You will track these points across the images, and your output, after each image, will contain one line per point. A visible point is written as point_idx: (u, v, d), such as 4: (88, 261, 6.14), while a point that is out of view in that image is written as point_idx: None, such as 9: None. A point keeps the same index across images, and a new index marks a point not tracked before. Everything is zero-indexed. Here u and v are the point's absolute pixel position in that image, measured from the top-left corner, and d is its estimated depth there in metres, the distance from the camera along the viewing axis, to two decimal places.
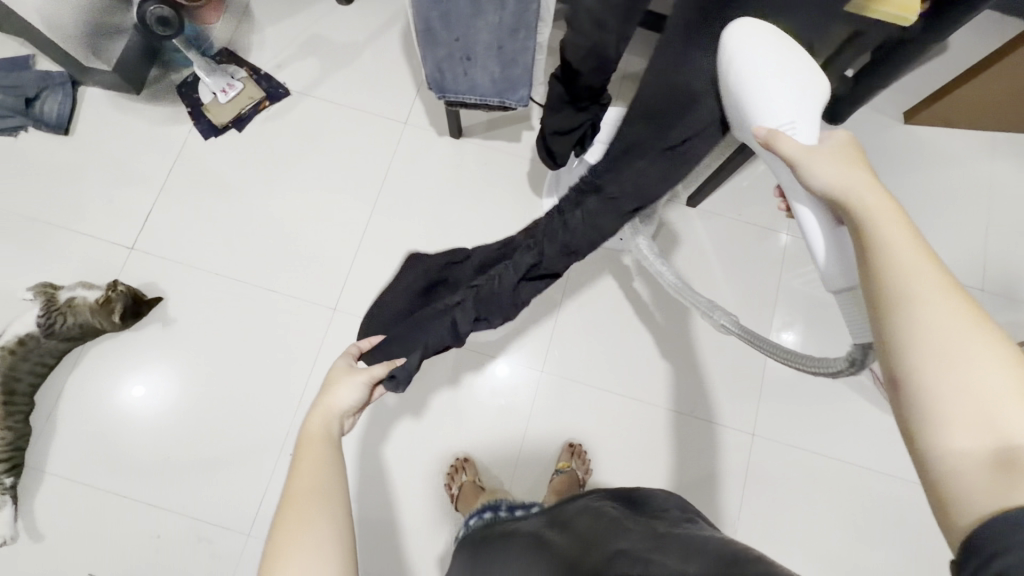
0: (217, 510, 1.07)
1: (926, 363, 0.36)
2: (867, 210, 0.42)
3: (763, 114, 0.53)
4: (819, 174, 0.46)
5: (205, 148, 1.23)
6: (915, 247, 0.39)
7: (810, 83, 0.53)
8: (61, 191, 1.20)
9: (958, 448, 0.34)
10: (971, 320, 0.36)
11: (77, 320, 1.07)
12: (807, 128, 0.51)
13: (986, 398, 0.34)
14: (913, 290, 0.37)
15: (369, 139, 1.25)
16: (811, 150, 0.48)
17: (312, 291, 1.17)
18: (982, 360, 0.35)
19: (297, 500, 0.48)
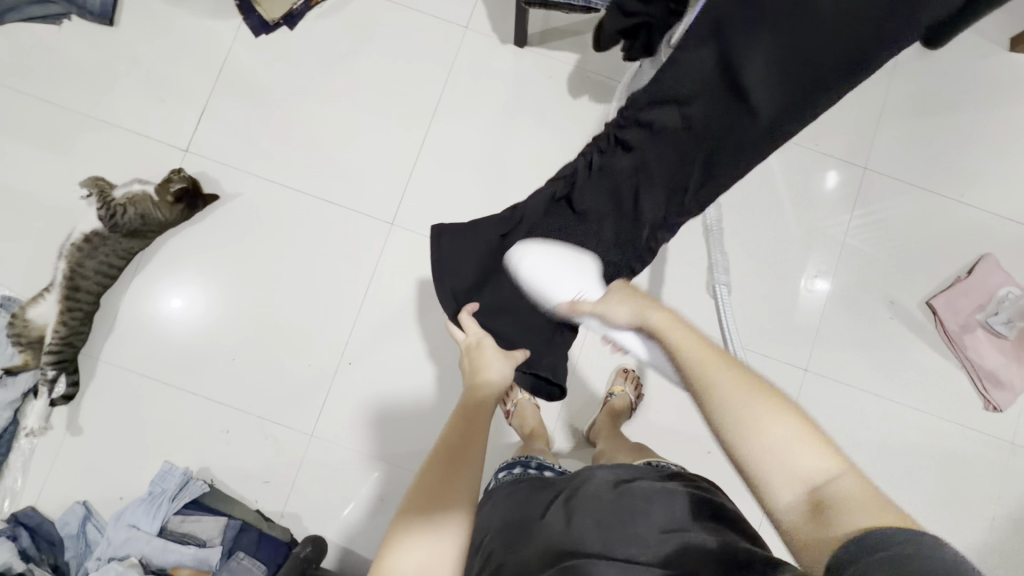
0: (280, 411, 1.10)
1: (737, 438, 0.46)
2: (654, 325, 0.56)
3: (558, 296, 0.69)
4: (627, 316, 0.59)
5: (257, 48, 1.17)
6: (685, 337, 0.54)
7: (578, 267, 0.72)
8: (110, 87, 1.15)
9: (781, 503, 0.44)
10: (754, 397, 0.47)
11: (137, 211, 1.05)
12: (590, 293, 0.68)
13: (754, 429, 0.46)
14: (710, 390, 0.49)
15: (427, 45, 1.17)
16: (609, 302, 0.62)
17: (370, 203, 1.14)
18: (745, 403, 0.47)
19: (435, 475, 0.58)
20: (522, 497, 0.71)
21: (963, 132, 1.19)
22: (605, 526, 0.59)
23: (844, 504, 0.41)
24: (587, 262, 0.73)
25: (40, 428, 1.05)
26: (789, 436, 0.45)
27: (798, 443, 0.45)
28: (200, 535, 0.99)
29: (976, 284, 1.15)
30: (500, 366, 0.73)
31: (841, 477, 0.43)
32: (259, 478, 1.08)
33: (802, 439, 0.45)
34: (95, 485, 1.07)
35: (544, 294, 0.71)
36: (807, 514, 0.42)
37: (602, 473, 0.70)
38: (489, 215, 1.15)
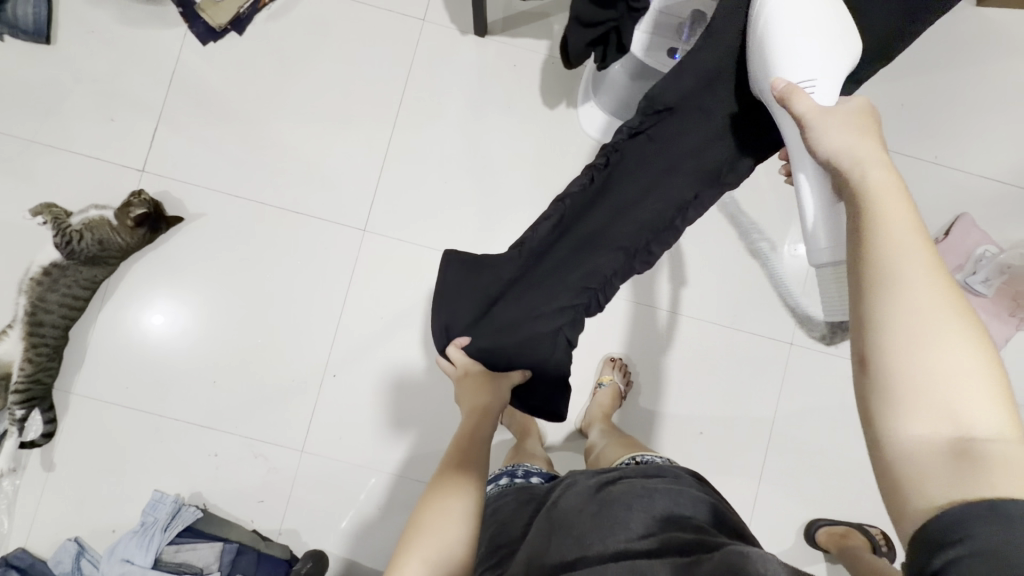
0: (268, 429, 1.08)
1: (909, 350, 0.37)
2: (859, 175, 0.45)
3: (781, 70, 0.57)
4: (833, 147, 0.48)
5: (207, 56, 1.12)
6: (886, 192, 0.43)
7: (829, 48, 0.58)
8: (55, 109, 1.10)
9: (915, 436, 0.37)
10: (955, 316, 0.37)
11: (95, 237, 1.02)
12: (824, 86, 0.56)
13: (937, 347, 0.37)
14: (899, 277, 0.39)
15: (384, 40, 1.13)
16: (827, 132, 0.49)
17: (341, 209, 1.12)
18: (932, 299, 0.38)
19: (433, 497, 0.62)
20: (508, 514, 0.71)
21: (932, 91, 1.19)
22: (589, 536, 0.59)
23: (996, 458, 0.35)
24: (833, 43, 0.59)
25: (11, 469, 1.04)
26: (970, 364, 0.36)
27: (975, 375, 0.36)
28: (195, 563, 0.97)
29: (952, 245, 1.15)
30: (493, 388, 0.77)
31: (1010, 444, 0.35)
32: (253, 498, 1.07)
33: (983, 373, 0.36)
34: (86, 519, 1.05)
35: (766, 57, 0.60)
36: (945, 455, 0.36)
37: (585, 480, 0.71)
38: (463, 214, 1.13)
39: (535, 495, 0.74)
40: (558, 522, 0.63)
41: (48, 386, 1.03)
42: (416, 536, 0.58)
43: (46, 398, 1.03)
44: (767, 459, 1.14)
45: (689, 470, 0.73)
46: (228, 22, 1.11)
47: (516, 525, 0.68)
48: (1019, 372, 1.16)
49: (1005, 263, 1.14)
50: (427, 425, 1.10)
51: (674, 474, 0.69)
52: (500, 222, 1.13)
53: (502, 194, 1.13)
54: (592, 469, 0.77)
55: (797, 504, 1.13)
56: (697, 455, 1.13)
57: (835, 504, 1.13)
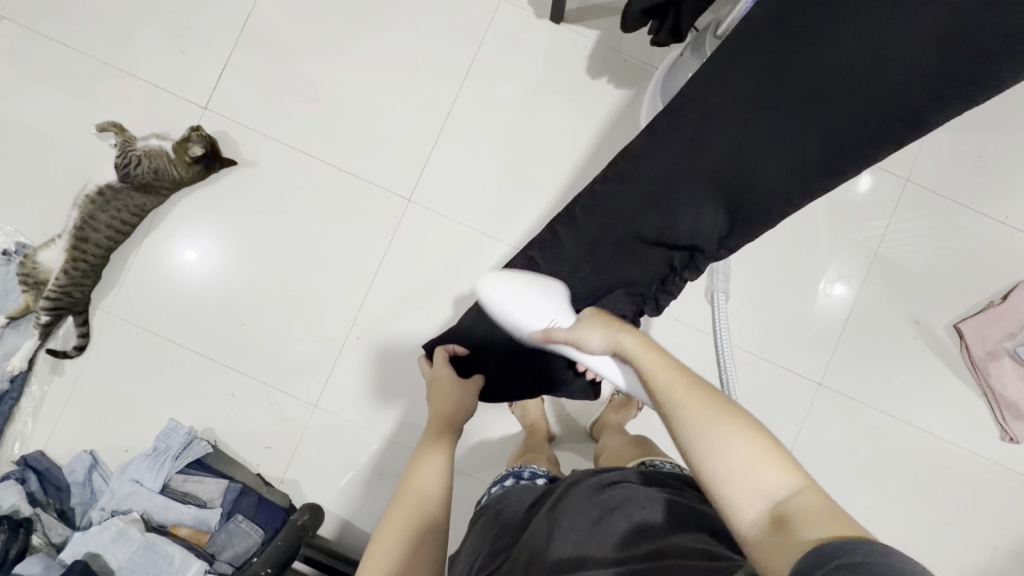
0: (286, 378, 1.10)
1: (702, 468, 0.46)
2: (630, 350, 0.57)
3: (532, 324, 0.65)
4: (602, 339, 0.60)
5: (282, 3, 1.13)
6: (653, 356, 0.55)
7: (545, 291, 0.65)
8: (130, 35, 1.12)
9: (744, 518, 0.43)
10: (720, 415, 0.48)
11: (151, 165, 1.04)
12: (563, 321, 0.64)
13: (715, 453, 0.46)
14: (674, 403, 0.50)
15: (458, 13, 1.12)
16: (581, 328, 0.62)
17: (390, 176, 1.12)
18: (696, 416, 0.48)
19: (404, 503, 0.72)
20: (507, 517, 0.68)
21: (1017, 149, 1.12)
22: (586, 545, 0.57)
23: (797, 514, 0.41)
24: (553, 289, 0.66)
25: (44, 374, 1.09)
26: (741, 451, 0.45)
27: (745, 457, 0.45)
28: (201, 495, 1.02)
29: (1010, 311, 1.10)
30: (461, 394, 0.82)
31: (798, 495, 0.42)
32: (261, 443, 1.09)
33: (752, 455, 0.45)
34: (102, 435, 1.09)
35: (512, 324, 0.67)
36: (767, 529, 0.42)
37: (583, 481, 0.68)
38: (508, 200, 1.12)
39: (536, 496, 0.71)
40: (558, 525, 0.60)
41: (79, 300, 1.06)
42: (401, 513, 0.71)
43: (76, 310, 1.06)
44: None
45: (697, 480, 0.70)
46: None
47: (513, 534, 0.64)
48: None
49: None
50: (479, 404, 1.13)
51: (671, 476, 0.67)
52: (544, 212, 1.12)
53: (552, 187, 1.12)
54: (590, 468, 0.75)
55: None
56: None
57: None
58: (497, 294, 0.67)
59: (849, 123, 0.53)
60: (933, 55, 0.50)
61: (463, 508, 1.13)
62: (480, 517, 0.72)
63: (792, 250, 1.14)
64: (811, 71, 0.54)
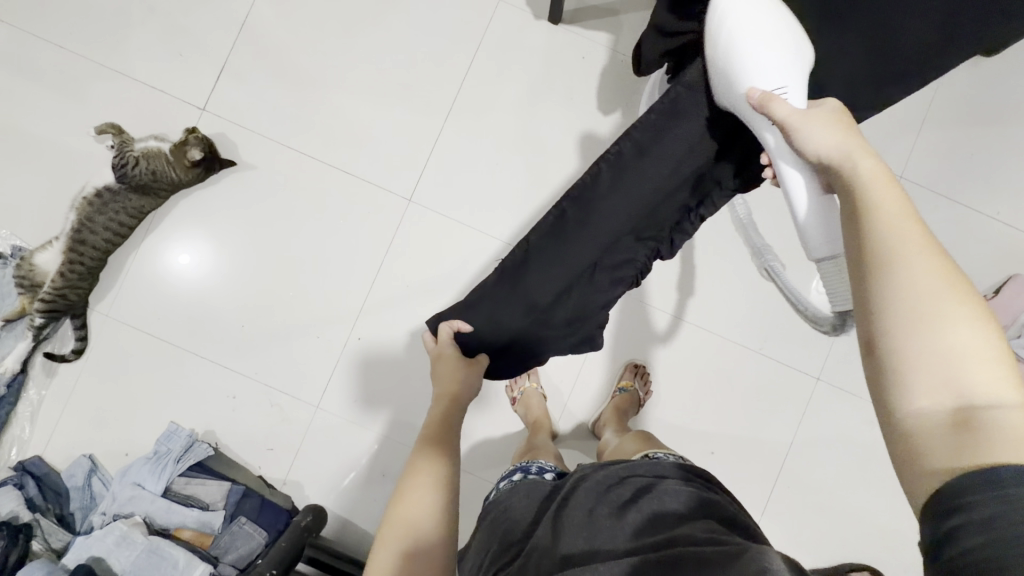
0: (288, 380, 1.10)
1: (897, 343, 0.37)
2: (861, 178, 0.44)
3: (755, 84, 0.57)
4: (833, 147, 0.47)
5: (280, 4, 1.13)
6: (881, 182, 0.43)
7: (785, 49, 0.57)
8: (127, 36, 1.11)
9: (918, 408, 0.36)
10: (953, 288, 0.37)
11: (149, 166, 1.03)
12: (795, 93, 0.56)
13: (936, 329, 0.36)
14: (893, 250, 0.39)
15: (457, 14, 1.13)
16: (812, 119, 0.50)
17: (391, 176, 1.12)
18: (928, 279, 0.37)
19: (402, 505, 0.64)
20: (517, 511, 0.68)
21: (1007, 146, 1.15)
22: (599, 539, 0.58)
23: (999, 422, 0.33)
24: (786, 51, 0.57)
25: (41, 378, 1.08)
26: (967, 340, 0.35)
27: (974, 348, 0.35)
28: (204, 498, 1.01)
29: (1003, 305, 1.12)
30: (460, 379, 0.80)
31: (1017, 408, 0.34)
32: (263, 445, 1.09)
33: (978, 351, 0.35)
34: (100, 439, 1.08)
35: (736, 73, 0.59)
36: (949, 426, 0.34)
37: (592, 473, 0.69)
38: (509, 199, 1.12)
39: (545, 490, 0.72)
40: (570, 520, 0.61)
41: (74, 302, 1.04)
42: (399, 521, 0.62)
43: (70, 312, 1.05)
44: (775, 489, 1.13)
45: (704, 471, 0.71)
46: None
47: (521, 526, 0.65)
48: None
49: None
50: (481, 401, 1.13)
51: (680, 469, 0.68)
52: (543, 208, 1.12)
53: (550, 185, 1.12)
54: (599, 462, 0.76)
55: (798, 539, 1.12)
56: None
57: (836, 546, 1.12)
58: (736, 15, 0.58)
59: (847, 103, 0.66)
60: (923, 46, 0.62)
61: (466, 507, 1.13)
62: (489, 513, 0.73)
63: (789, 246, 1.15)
64: (818, 57, 0.63)
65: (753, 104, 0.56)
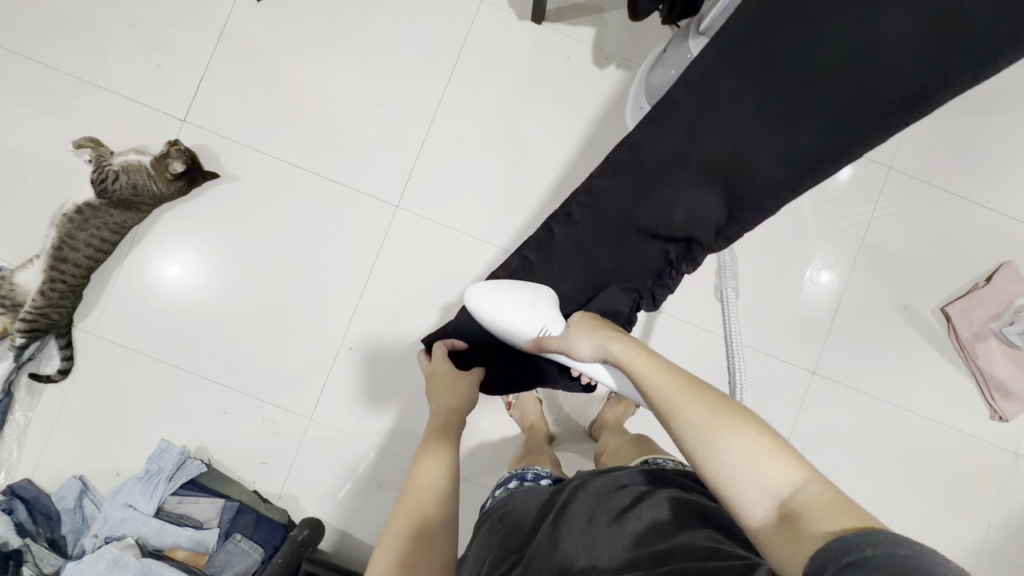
0: (279, 392, 1.08)
1: (705, 464, 0.48)
2: (621, 361, 0.59)
3: (523, 334, 0.67)
4: (591, 349, 0.63)
5: (258, 11, 1.11)
6: (644, 361, 0.57)
7: (529, 300, 0.66)
8: (103, 48, 1.09)
9: (754, 517, 0.44)
10: (714, 411, 0.49)
11: (130, 180, 1.01)
12: (552, 328, 0.66)
13: (717, 448, 0.47)
14: (669, 407, 0.52)
15: (439, 16, 1.11)
16: (573, 336, 0.64)
17: (378, 183, 1.10)
18: (694, 413, 0.50)
19: (400, 513, 0.64)
20: (514, 517, 0.68)
21: (995, 134, 1.14)
22: (597, 542, 0.57)
23: (805, 509, 0.41)
24: (545, 307, 0.67)
25: (28, 399, 1.06)
26: (743, 445, 0.46)
27: (750, 452, 0.46)
28: (197, 516, 1.00)
29: (994, 293, 1.12)
30: (457, 387, 0.80)
31: (805, 487, 0.43)
32: (257, 459, 1.07)
33: (755, 449, 0.46)
34: (90, 459, 1.06)
35: (507, 335, 0.68)
36: (774, 525, 0.42)
37: (590, 481, 0.68)
38: (497, 202, 1.11)
39: (543, 496, 0.71)
40: (568, 524, 0.61)
41: (56, 320, 1.03)
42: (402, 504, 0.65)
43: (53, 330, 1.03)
44: None
45: (702, 477, 0.71)
46: None
47: (518, 531, 0.65)
48: None
49: None
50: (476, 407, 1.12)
51: (677, 477, 0.68)
52: (532, 210, 1.11)
53: (540, 188, 1.11)
54: (596, 469, 0.75)
55: None
56: None
57: None
58: (486, 307, 0.67)
59: (849, 109, 0.52)
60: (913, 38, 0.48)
61: (465, 514, 1.12)
62: (487, 520, 0.72)
63: (779, 241, 1.15)
64: (792, 60, 0.55)
65: (531, 346, 0.67)
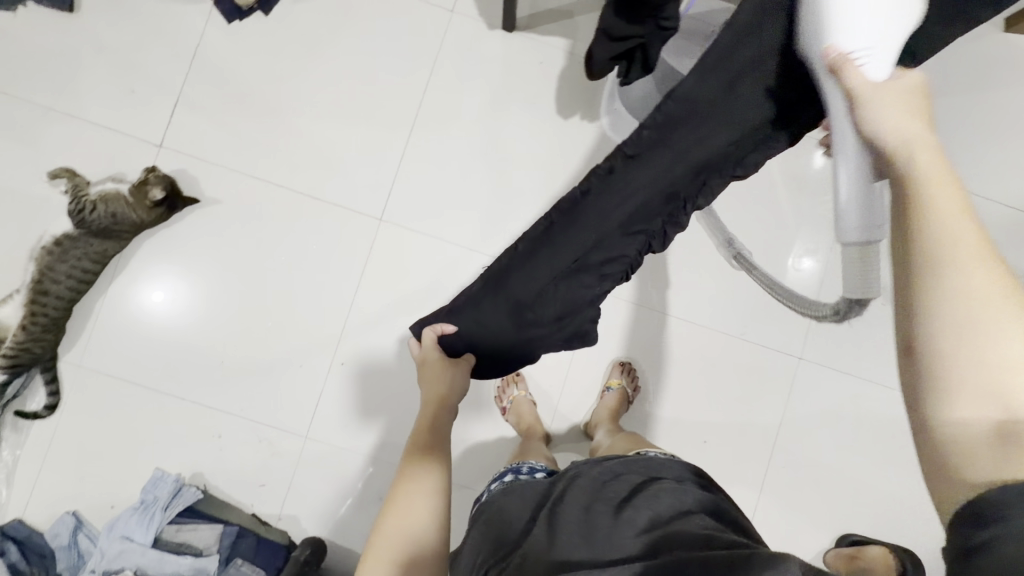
0: (273, 412, 1.08)
1: (941, 341, 0.36)
2: (917, 167, 0.41)
3: (839, 43, 0.51)
4: (887, 130, 0.45)
5: (229, 34, 1.11)
6: (941, 188, 0.39)
7: (897, 8, 0.51)
8: (74, 78, 1.09)
9: (961, 417, 0.35)
10: (1004, 293, 0.35)
11: (108, 210, 1.01)
12: (879, 59, 0.50)
13: (991, 339, 0.34)
14: (944, 256, 0.36)
15: (411, 30, 1.12)
16: (876, 101, 0.47)
17: (360, 198, 1.11)
18: (988, 287, 0.35)
19: (391, 511, 0.64)
20: (510, 513, 0.68)
21: None
22: (595, 537, 0.58)
23: None
24: (904, 21, 0.52)
25: (14, 437, 1.04)
26: (1019, 351, 0.34)
27: (1022, 364, 0.34)
28: (196, 543, 0.98)
29: None
30: (445, 376, 0.79)
31: None
32: (254, 482, 1.07)
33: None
34: (83, 493, 1.04)
35: (822, 23, 0.52)
36: (992, 441, 0.34)
37: (587, 472, 0.68)
38: (480, 210, 1.12)
39: (539, 489, 0.71)
40: (564, 518, 0.61)
41: (39, 355, 1.01)
42: (396, 510, 0.64)
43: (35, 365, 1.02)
44: (769, 470, 1.14)
45: (697, 467, 0.72)
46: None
47: (512, 527, 0.65)
48: None
49: None
50: (472, 414, 1.13)
51: (673, 467, 0.69)
52: (515, 215, 1.13)
53: (521, 193, 1.13)
54: (592, 459, 0.75)
55: (795, 517, 1.14)
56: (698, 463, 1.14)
57: (832, 519, 1.14)
58: None
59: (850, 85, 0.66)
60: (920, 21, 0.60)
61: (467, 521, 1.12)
62: (481, 514, 0.72)
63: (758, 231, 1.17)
64: None
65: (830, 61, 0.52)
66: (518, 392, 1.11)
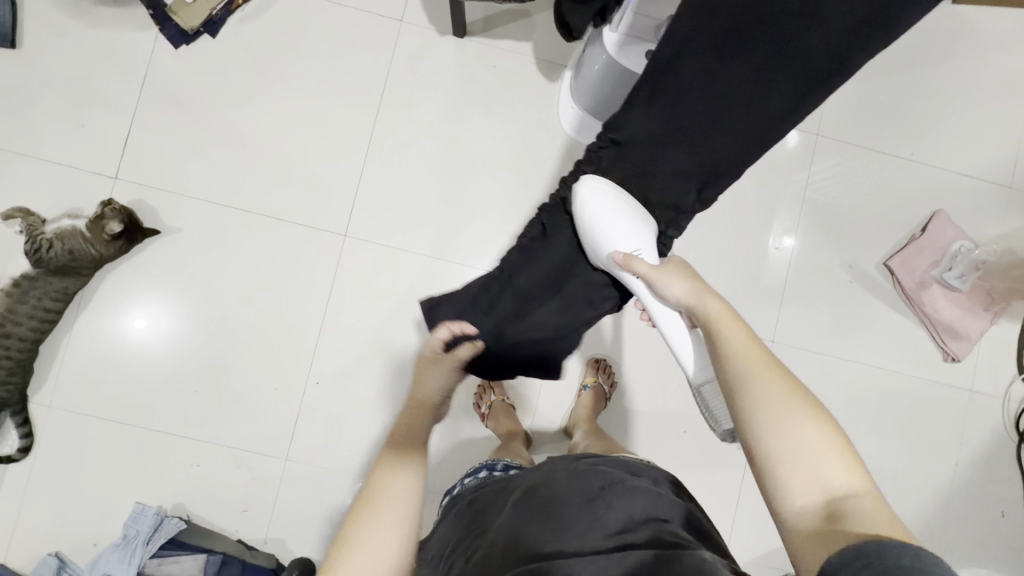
0: (252, 437, 1.07)
1: (766, 440, 0.48)
2: (714, 317, 0.59)
3: (613, 247, 0.73)
4: (683, 293, 0.64)
5: (177, 59, 1.10)
6: (736, 327, 0.56)
7: (640, 225, 0.75)
8: (22, 115, 1.07)
9: (797, 502, 0.45)
10: (791, 396, 0.49)
11: (65, 247, 0.99)
12: (648, 254, 0.73)
13: (793, 426, 0.48)
14: (749, 376, 0.52)
15: (362, 42, 1.12)
16: (662, 273, 0.68)
17: (323, 215, 1.10)
18: (783, 397, 0.49)
19: (361, 530, 0.57)
20: (482, 508, 0.68)
21: (911, 92, 1.20)
22: (568, 531, 0.58)
23: (856, 513, 0.43)
24: (646, 232, 0.76)
25: None
26: (814, 438, 0.47)
27: (818, 447, 0.47)
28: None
29: (930, 240, 1.17)
30: (435, 379, 0.70)
31: (860, 496, 0.44)
32: (237, 508, 1.06)
33: (827, 447, 0.47)
34: (64, 533, 1.04)
35: (596, 239, 0.74)
36: (820, 518, 0.44)
37: (560, 468, 0.69)
38: (444, 218, 1.12)
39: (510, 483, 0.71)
40: (535, 513, 0.61)
41: (5, 398, 1.00)
42: (367, 525, 0.57)
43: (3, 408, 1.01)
44: None
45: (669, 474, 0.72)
46: (201, 24, 1.09)
47: (483, 523, 0.65)
48: (993, 367, 1.18)
49: (981, 259, 1.15)
50: (452, 422, 1.13)
51: (644, 471, 0.69)
52: (480, 222, 1.13)
53: (484, 199, 1.13)
54: (566, 455, 0.76)
55: None
56: (680, 453, 1.15)
57: None
58: (593, 211, 0.74)
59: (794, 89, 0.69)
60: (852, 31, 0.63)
61: None
62: (455, 507, 0.73)
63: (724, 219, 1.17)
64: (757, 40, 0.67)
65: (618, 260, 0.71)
66: (496, 397, 1.11)
